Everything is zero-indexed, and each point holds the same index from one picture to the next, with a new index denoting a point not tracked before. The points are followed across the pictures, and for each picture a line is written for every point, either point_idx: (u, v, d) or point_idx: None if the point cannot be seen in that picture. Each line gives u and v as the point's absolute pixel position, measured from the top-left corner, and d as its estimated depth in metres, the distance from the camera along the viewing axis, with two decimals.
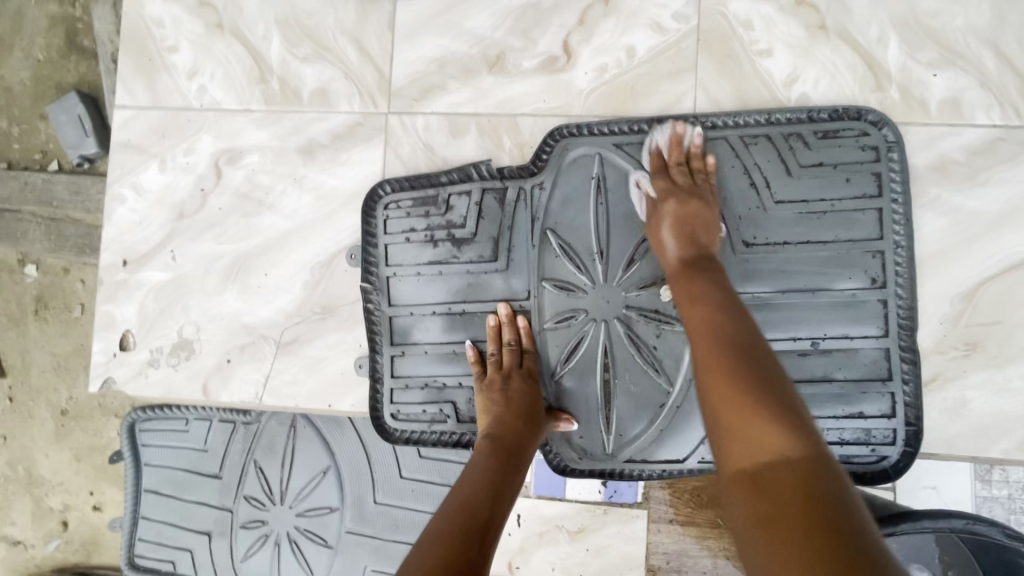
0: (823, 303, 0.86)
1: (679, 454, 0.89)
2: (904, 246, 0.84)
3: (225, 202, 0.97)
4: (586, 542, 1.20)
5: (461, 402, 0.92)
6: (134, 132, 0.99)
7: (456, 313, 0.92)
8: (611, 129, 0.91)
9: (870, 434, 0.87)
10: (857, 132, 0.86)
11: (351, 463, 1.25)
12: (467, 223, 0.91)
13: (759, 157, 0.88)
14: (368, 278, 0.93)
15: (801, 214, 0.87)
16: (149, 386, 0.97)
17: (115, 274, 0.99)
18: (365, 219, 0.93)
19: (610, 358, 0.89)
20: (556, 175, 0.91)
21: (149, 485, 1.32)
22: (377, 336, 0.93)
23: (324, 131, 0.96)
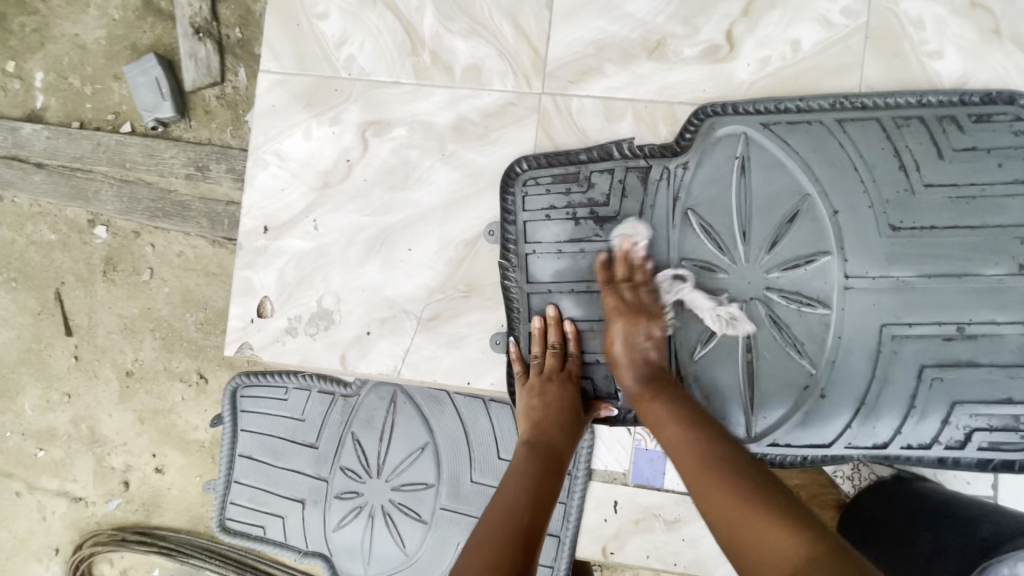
0: (971, 288, 0.87)
1: (825, 438, 0.91)
2: None
3: (370, 174, 0.96)
4: (681, 532, 1.22)
5: (598, 378, 0.93)
6: (279, 98, 0.99)
7: (597, 291, 0.92)
8: (757, 108, 0.90)
9: (1019, 421, 0.87)
10: (1010, 116, 0.86)
11: (450, 441, 1.26)
12: (610, 201, 0.91)
13: (911, 139, 0.87)
14: (506, 256, 0.93)
15: (952, 198, 0.86)
16: (286, 353, 0.97)
17: (255, 240, 0.99)
18: (502, 195, 0.93)
19: (751, 339, 0.92)
20: (700, 154, 0.91)
21: (245, 450, 1.34)
22: (515, 313, 0.93)
23: (475, 108, 0.95)
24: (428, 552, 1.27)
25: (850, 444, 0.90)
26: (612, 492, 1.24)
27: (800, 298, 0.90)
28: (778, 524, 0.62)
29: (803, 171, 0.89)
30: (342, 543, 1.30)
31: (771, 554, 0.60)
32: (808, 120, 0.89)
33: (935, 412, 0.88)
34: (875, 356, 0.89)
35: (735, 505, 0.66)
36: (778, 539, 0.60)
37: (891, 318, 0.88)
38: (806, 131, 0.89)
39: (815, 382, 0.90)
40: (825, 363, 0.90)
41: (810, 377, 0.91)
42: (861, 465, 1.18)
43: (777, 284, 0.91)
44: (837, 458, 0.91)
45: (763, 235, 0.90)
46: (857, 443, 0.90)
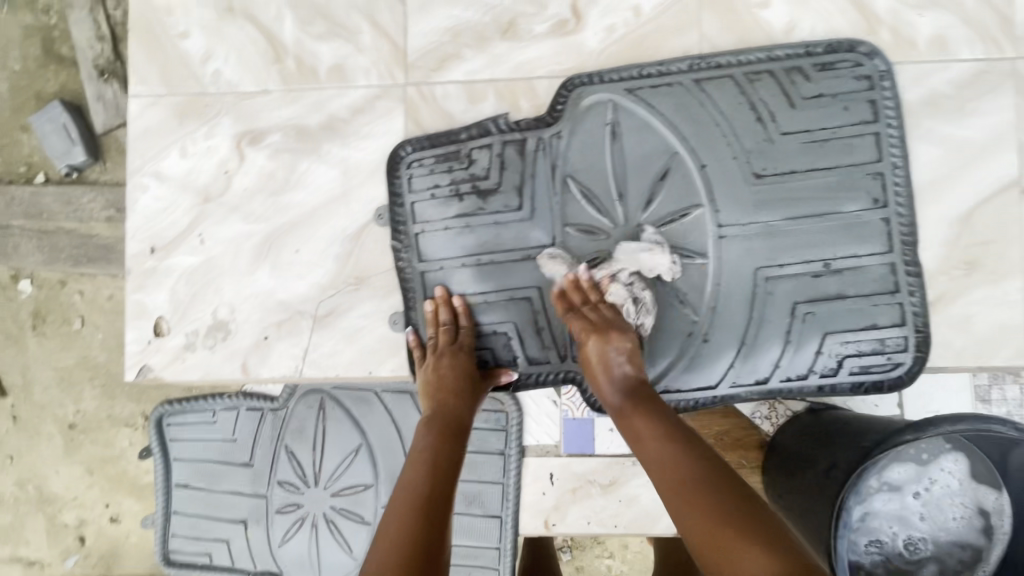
0: (832, 225, 0.92)
1: (711, 380, 0.96)
2: (901, 167, 0.91)
3: (250, 182, 0.98)
4: (618, 493, 1.25)
5: (498, 348, 0.97)
6: (152, 120, 1.00)
7: (487, 263, 0.96)
8: (621, 76, 0.94)
9: (885, 343, 0.93)
10: (851, 63, 0.92)
11: (383, 439, 1.28)
12: (491, 175, 0.95)
13: (764, 92, 0.93)
14: (397, 237, 0.96)
15: (806, 144, 0.92)
16: (188, 369, 0.98)
17: (144, 262, 0.99)
18: (391, 179, 0.96)
19: None
20: (573, 123, 0.95)
21: (180, 479, 1.32)
22: (410, 293, 0.95)
23: (344, 107, 0.98)
24: None
25: (734, 383, 0.96)
26: (547, 465, 1.26)
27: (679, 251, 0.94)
28: (755, 539, 0.61)
29: (671, 131, 0.94)
30: (289, 557, 1.30)
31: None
32: (670, 82, 0.94)
33: (809, 344, 0.94)
34: (751, 299, 0.94)
35: (717, 525, 0.63)
36: (753, 556, 0.59)
37: (762, 261, 0.93)
38: (669, 93, 0.94)
39: (698, 329, 0.95)
40: (707, 309, 0.95)
41: (694, 325, 0.95)
42: (776, 402, 1.23)
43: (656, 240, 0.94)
44: (724, 398, 0.96)
45: (639, 194, 0.94)
46: (741, 381, 0.95)
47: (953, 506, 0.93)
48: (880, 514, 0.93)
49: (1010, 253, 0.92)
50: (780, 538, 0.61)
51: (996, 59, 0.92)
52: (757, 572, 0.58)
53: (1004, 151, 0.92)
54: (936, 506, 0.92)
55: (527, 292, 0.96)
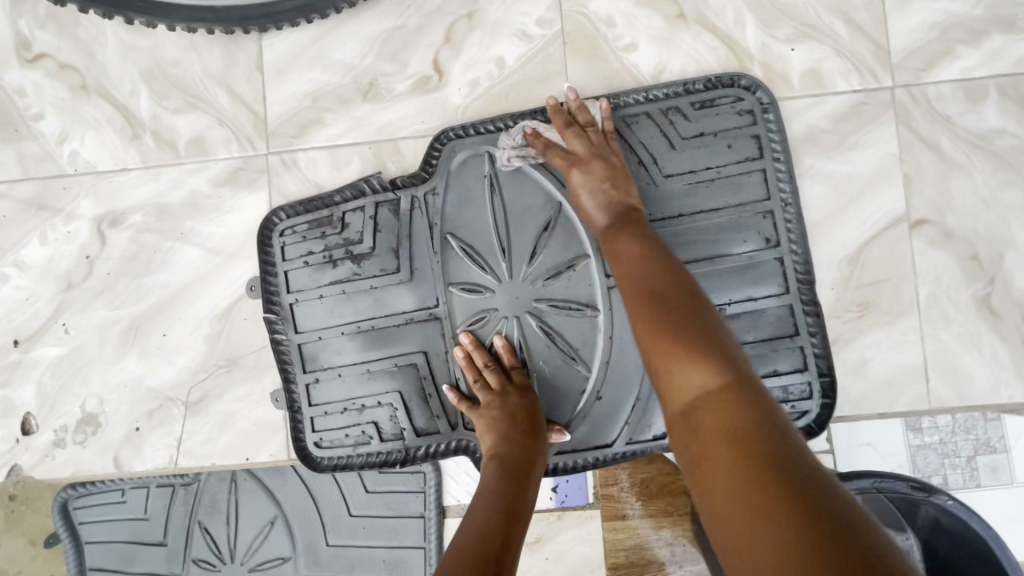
0: (724, 268, 0.87)
1: (606, 438, 0.90)
2: (791, 204, 0.86)
3: (113, 266, 0.94)
4: (544, 550, 1.19)
5: (383, 421, 0.91)
6: (10, 207, 0.96)
7: (367, 330, 0.90)
8: (497, 126, 0.91)
9: (788, 391, 0.87)
10: (732, 98, 0.88)
11: (298, 508, 1.22)
12: (364, 239, 0.90)
13: (643, 135, 0.89)
14: (271, 308, 0.91)
15: (691, 184, 0.87)
16: (58, 467, 0.93)
17: (8, 356, 0.95)
18: (263, 249, 0.92)
19: (526, 351, 0.90)
20: (447, 179, 0.90)
21: (94, 562, 1.27)
22: (288, 367, 0.91)
23: (205, 181, 0.94)
24: None
25: (631, 440, 0.89)
26: None
27: (567, 305, 0.89)
28: (697, 357, 0.61)
29: (550, 180, 0.89)
30: None
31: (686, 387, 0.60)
32: (545, 130, 0.90)
33: None
34: None
35: (666, 344, 0.64)
36: (691, 374, 0.60)
37: None
38: (545, 141, 0.90)
39: (590, 385, 0.89)
40: (599, 364, 0.89)
41: (587, 380, 0.89)
42: None
43: (545, 294, 0.89)
44: (623, 456, 0.90)
45: (522, 247, 0.89)
46: (637, 438, 0.89)
47: None
48: None
49: (904, 290, 0.88)
50: (718, 348, 0.61)
51: (873, 89, 0.89)
52: (695, 392, 0.59)
53: (889, 184, 0.88)
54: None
55: (411, 356, 0.90)
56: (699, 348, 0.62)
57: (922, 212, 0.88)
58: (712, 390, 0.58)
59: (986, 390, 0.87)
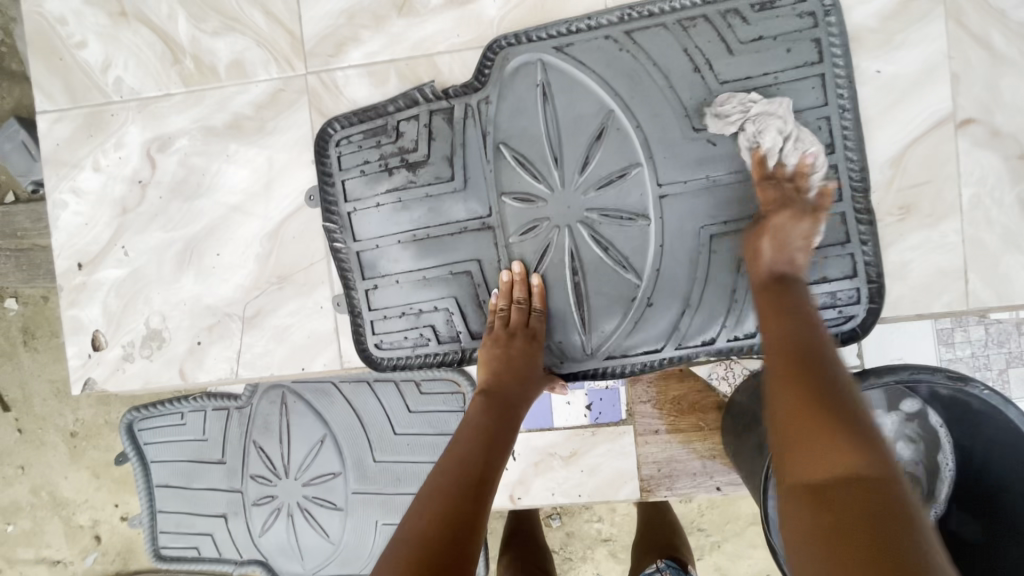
0: (777, 177, 0.87)
1: (655, 344, 0.92)
2: (849, 109, 0.86)
3: (164, 190, 0.97)
4: (579, 464, 1.26)
5: (440, 324, 0.95)
6: (62, 136, 0.99)
7: (423, 238, 0.93)
8: (550, 32, 0.90)
9: (836, 297, 0.88)
10: (792, 0, 0.86)
11: (346, 428, 1.30)
12: (419, 147, 0.92)
13: (700, 39, 0.87)
14: (330, 218, 0.94)
15: (747, 91, 0.87)
16: (129, 379, 1.00)
17: (73, 279, 1.00)
18: (319, 158, 0.94)
19: (578, 261, 0.92)
20: (501, 87, 0.91)
21: (160, 480, 1.38)
22: (348, 274, 0.95)
23: (247, 104, 0.95)
24: (351, 536, 1.32)
25: (680, 345, 0.92)
26: None
27: (619, 213, 0.90)
28: (844, 435, 0.58)
29: (603, 87, 0.89)
30: (271, 545, 1.36)
31: (827, 459, 0.57)
32: (599, 36, 0.90)
33: (755, 303, 0.90)
34: (695, 260, 0.89)
35: (801, 409, 0.63)
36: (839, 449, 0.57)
37: (707, 218, 0.88)
38: (597, 47, 0.90)
39: (641, 293, 0.91)
40: (650, 271, 0.90)
41: (637, 289, 0.91)
42: (733, 363, 1.21)
43: (596, 203, 0.90)
44: (670, 361, 0.93)
45: (575, 156, 0.90)
46: (686, 343, 0.91)
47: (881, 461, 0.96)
48: None
49: (946, 192, 0.87)
50: (872, 439, 0.57)
51: None
52: (842, 470, 0.55)
53: (937, 83, 0.86)
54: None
55: (466, 264, 0.93)
56: (841, 427, 0.59)
57: (969, 112, 0.86)
58: (857, 474, 0.54)
59: None
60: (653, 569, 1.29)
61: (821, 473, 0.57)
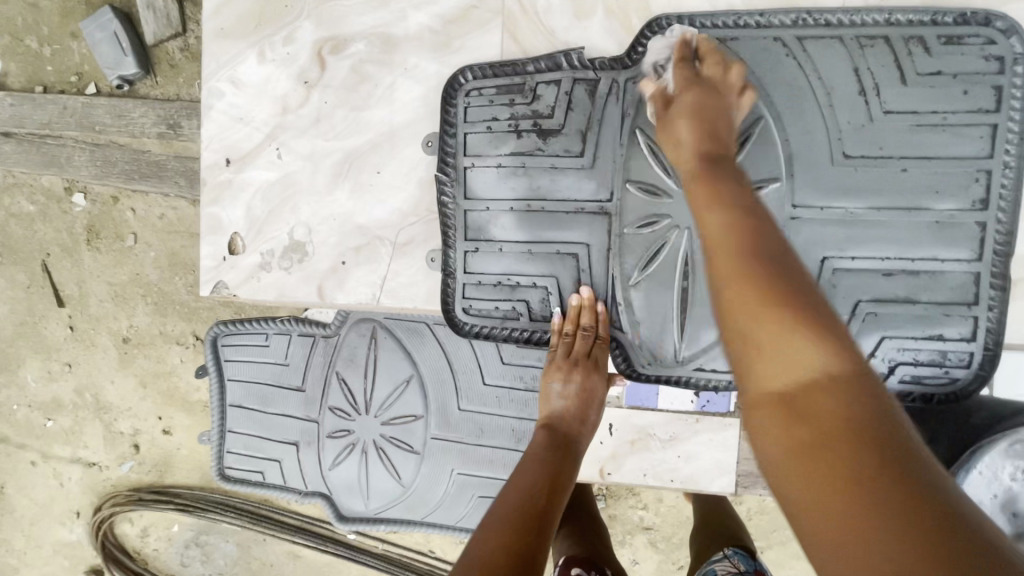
0: (918, 222, 0.81)
1: None
2: (1013, 168, 0.80)
3: (331, 96, 0.92)
4: (677, 449, 1.23)
5: (535, 301, 0.90)
6: (228, 19, 0.93)
7: (536, 211, 0.87)
8: (716, 23, 0.86)
9: (946, 356, 0.84)
10: (983, 39, 0.81)
11: (433, 371, 1.27)
12: (555, 114, 0.85)
13: (875, 61, 0.82)
14: (445, 169, 0.88)
15: (914, 126, 0.81)
16: (262, 289, 0.95)
17: (219, 174, 0.95)
18: (446, 106, 0.88)
19: (691, 266, 0.83)
20: (654, 67, 0.83)
21: (234, 399, 1.35)
22: (451, 230, 0.89)
23: (436, 16, 0.89)
24: (423, 482, 1.30)
25: None
26: (606, 417, 1.24)
27: None
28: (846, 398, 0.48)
29: (757, 92, 0.83)
30: (339, 481, 1.33)
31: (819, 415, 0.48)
32: (768, 36, 0.85)
33: (862, 345, 0.85)
34: None
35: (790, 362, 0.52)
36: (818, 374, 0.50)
37: (833, 250, 0.83)
38: (763, 48, 0.84)
39: None
40: None
41: None
42: None
43: None
44: None
45: None
46: None
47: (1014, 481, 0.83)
48: None
49: None
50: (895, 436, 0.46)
51: None
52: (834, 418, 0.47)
53: None
54: (995, 482, 0.83)
55: (575, 247, 0.87)
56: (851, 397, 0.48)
57: None
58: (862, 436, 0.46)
59: None
60: (718, 556, 1.20)
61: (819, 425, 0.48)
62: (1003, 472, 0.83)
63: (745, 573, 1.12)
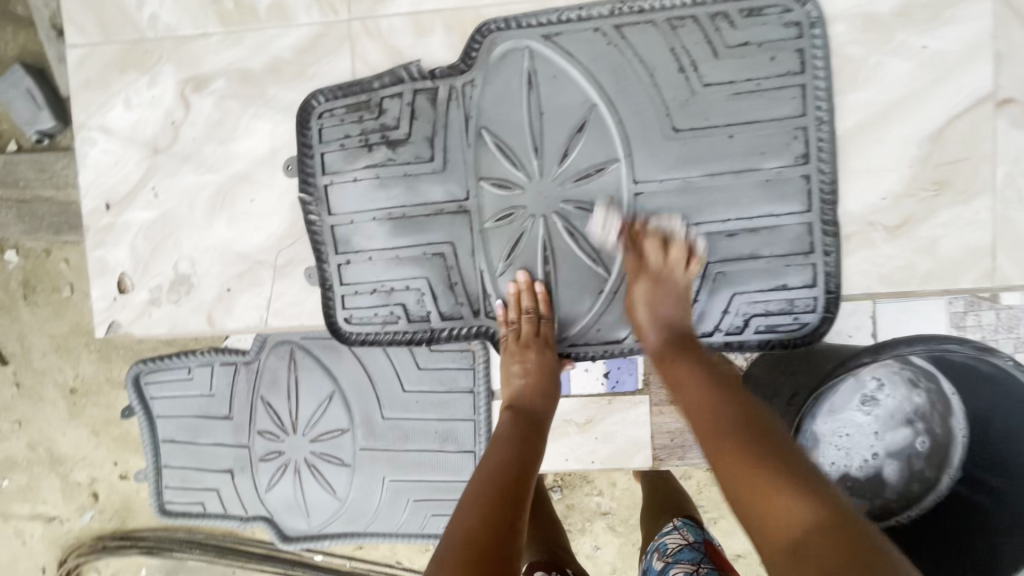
0: (749, 182, 0.87)
1: (618, 334, 0.94)
2: (826, 122, 0.86)
3: (198, 131, 0.96)
4: (595, 431, 1.27)
5: (410, 303, 0.95)
6: (93, 70, 0.98)
7: (398, 217, 0.92)
8: (539, 21, 0.90)
9: (793, 304, 0.90)
10: (781, 9, 0.87)
11: (354, 384, 1.30)
12: (401, 124, 0.91)
13: (688, 40, 0.87)
14: (307, 189, 0.94)
15: (731, 95, 0.87)
16: (155, 323, 0.99)
17: (100, 219, 0.99)
18: (301, 131, 0.94)
19: (549, 250, 0.92)
20: (487, 72, 0.91)
21: (166, 435, 1.38)
22: (321, 246, 0.94)
23: (288, 47, 0.94)
24: (358, 493, 1.33)
25: (641, 338, 0.93)
26: None
27: (593, 207, 0.90)
28: (802, 491, 0.61)
29: (588, 81, 0.89)
30: (277, 502, 1.36)
31: (784, 529, 0.60)
32: (588, 29, 0.90)
33: (718, 302, 0.91)
34: (663, 258, 0.90)
35: (751, 486, 0.64)
36: (795, 507, 0.60)
37: (678, 220, 0.89)
38: (586, 40, 0.89)
39: (608, 285, 0.92)
40: (618, 267, 0.91)
41: (605, 281, 0.92)
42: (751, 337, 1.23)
43: (572, 195, 0.90)
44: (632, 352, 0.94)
45: (555, 148, 0.90)
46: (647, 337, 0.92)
47: (875, 422, 0.96)
48: (892, 478, 0.98)
49: (981, 170, 0.88)
50: (830, 498, 0.60)
51: None
52: (799, 525, 0.59)
53: (981, 60, 0.86)
54: (868, 430, 0.96)
55: (440, 247, 0.93)
56: (803, 486, 0.62)
57: (1009, 91, 0.87)
58: (814, 529, 0.58)
59: None
60: (668, 528, 1.15)
61: (784, 533, 0.60)
62: (863, 420, 0.95)
63: (695, 545, 1.05)
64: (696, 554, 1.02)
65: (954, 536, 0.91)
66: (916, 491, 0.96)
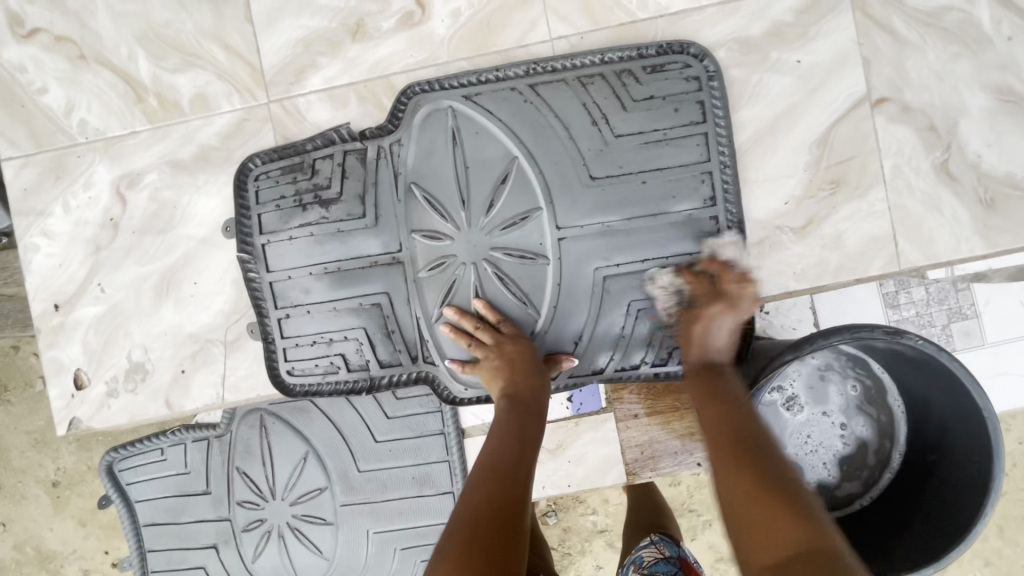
0: (664, 225, 0.92)
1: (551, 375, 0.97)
2: (729, 166, 0.92)
3: (136, 225, 1.00)
4: (566, 455, 1.30)
5: (350, 353, 0.99)
6: (28, 180, 1.02)
7: (334, 271, 0.96)
8: (461, 82, 0.96)
9: None
10: (681, 65, 0.94)
11: (326, 442, 1.32)
12: (332, 184, 0.95)
13: (598, 94, 0.93)
14: (245, 249, 0.97)
15: (642, 143, 0.92)
16: (116, 413, 1.02)
17: (51, 319, 1.02)
18: (239, 194, 0.98)
19: (483, 295, 0.95)
20: (413, 132, 0.96)
21: (146, 519, 1.38)
22: (262, 303, 0.98)
23: (213, 134, 1.00)
24: (344, 549, 1.33)
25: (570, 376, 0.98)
26: None
27: (521, 253, 0.94)
28: (794, 516, 0.63)
29: (508, 136, 0.93)
30: (266, 570, 1.36)
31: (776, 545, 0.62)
32: (506, 88, 0.96)
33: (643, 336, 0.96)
34: (589, 297, 0.94)
35: (759, 492, 0.67)
36: (791, 530, 0.62)
37: (600, 260, 0.93)
38: (504, 98, 0.95)
39: (539, 326, 0.95)
40: (547, 307, 0.95)
41: (536, 322, 0.95)
42: None
43: (499, 243, 0.94)
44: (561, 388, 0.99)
45: (481, 199, 0.93)
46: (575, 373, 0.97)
47: (822, 409, 1.01)
48: (866, 432, 1.00)
49: (870, 165, 0.95)
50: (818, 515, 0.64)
51: None
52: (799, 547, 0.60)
53: (852, 68, 0.94)
54: (821, 418, 1.01)
55: (375, 297, 0.96)
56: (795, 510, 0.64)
57: (881, 91, 0.94)
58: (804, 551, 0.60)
59: (949, 247, 0.95)
60: (646, 541, 1.18)
61: (773, 550, 0.62)
62: (813, 415, 1.01)
63: (670, 559, 1.09)
64: (671, 567, 1.07)
65: (927, 491, 0.90)
66: (892, 439, 0.99)
